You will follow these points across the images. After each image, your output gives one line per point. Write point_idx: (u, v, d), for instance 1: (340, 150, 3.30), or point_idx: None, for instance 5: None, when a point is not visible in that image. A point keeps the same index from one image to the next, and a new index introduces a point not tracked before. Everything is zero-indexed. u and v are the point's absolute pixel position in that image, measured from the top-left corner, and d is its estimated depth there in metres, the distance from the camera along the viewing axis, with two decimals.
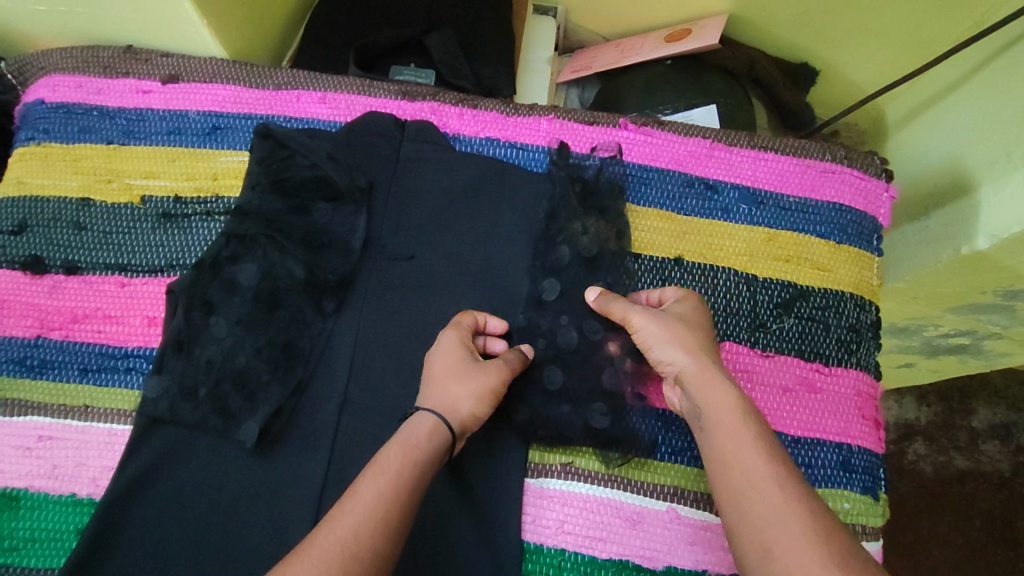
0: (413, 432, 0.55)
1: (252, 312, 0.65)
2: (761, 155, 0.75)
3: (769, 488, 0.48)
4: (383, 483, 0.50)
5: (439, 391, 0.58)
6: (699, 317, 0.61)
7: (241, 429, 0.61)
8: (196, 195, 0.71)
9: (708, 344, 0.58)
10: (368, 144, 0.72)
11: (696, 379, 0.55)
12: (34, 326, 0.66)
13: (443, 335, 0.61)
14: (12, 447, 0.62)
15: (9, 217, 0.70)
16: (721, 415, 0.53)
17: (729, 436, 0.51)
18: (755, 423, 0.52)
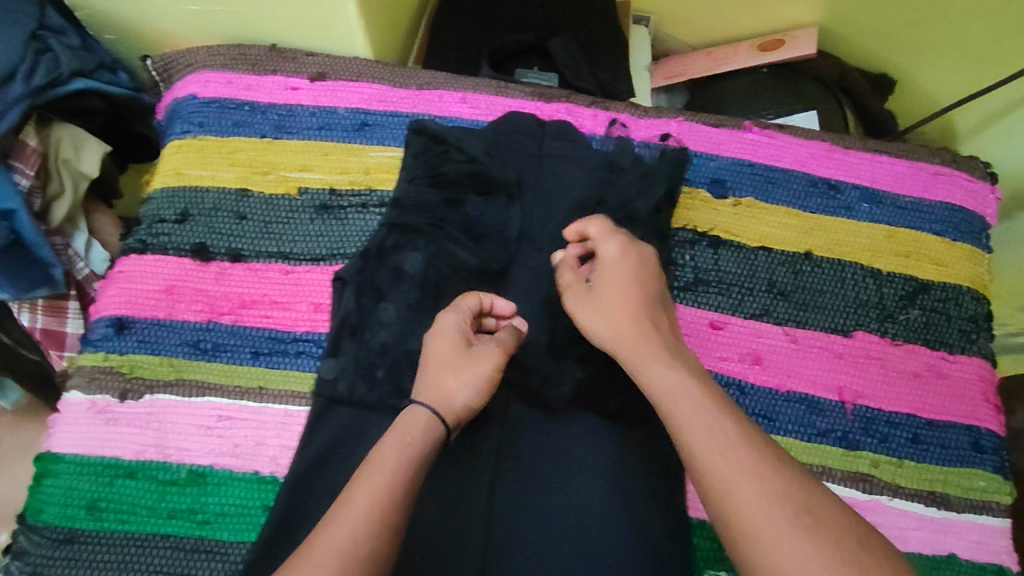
0: (407, 424, 0.54)
1: (420, 300, 0.68)
2: (877, 157, 0.79)
3: (722, 454, 0.47)
4: (382, 480, 0.49)
5: (431, 384, 0.56)
6: (615, 275, 0.60)
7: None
8: (351, 187, 0.74)
9: (627, 314, 0.58)
10: (512, 141, 0.74)
11: (633, 360, 0.56)
12: (204, 311, 0.68)
13: (441, 319, 0.60)
14: (194, 426, 0.65)
15: (172, 206, 0.72)
16: (666, 385, 0.53)
17: (680, 404, 0.51)
18: (703, 388, 0.52)
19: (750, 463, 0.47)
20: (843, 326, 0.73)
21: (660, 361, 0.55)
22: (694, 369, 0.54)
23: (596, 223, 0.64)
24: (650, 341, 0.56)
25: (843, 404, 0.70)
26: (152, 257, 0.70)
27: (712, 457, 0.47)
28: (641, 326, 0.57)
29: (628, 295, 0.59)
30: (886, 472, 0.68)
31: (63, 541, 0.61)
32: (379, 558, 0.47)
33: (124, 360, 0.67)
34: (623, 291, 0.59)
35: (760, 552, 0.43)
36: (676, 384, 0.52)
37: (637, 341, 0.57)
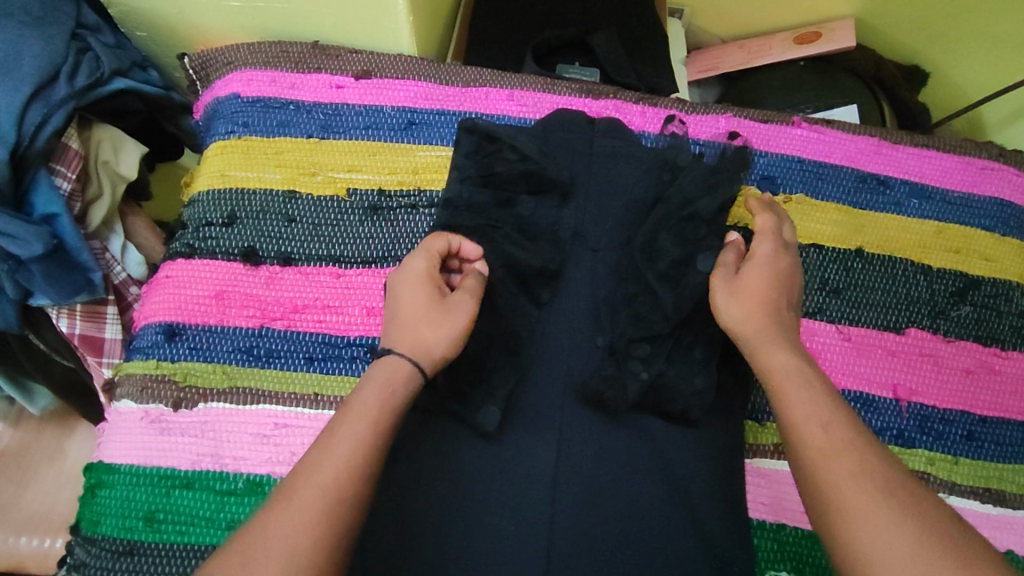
0: (386, 372, 0.52)
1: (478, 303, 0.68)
2: (926, 152, 0.79)
3: (820, 428, 0.47)
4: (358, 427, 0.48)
5: (403, 325, 0.55)
6: (773, 266, 0.61)
7: (482, 412, 0.64)
8: (400, 188, 0.73)
9: (764, 303, 0.57)
10: (561, 139, 0.74)
11: (753, 342, 0.55)
12: (255, 316, 0.67)
13: (412, 263, 0.59)
14: (250, 434, 0.64)
15: (218, 209, 0.71)
16: (783, 366, 0.52)
17: (789, 387, 0.50)
18: (816, 376, 0.52)
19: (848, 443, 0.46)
20: (896, 323, 0.72)
21: (779, 344, 0.54)
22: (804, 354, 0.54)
23: (763, 215, 0.65)
24: (776, 329, 0.55)
25: (898, 402, 0.70)
26: (199, 261, 0.69)
27: (810, 432, 0.47)
28: (777, 315, 0.57)
29: (781, 287, 0.59)
30: (942, 469, 0.68)
31: (123, 553, 0.60)
32: (352, 507, 0.45)
33: (176, 367, 0.65)
34: (778, 281, 0.59)
35: (852, 523, 0.43)
36: (786, 367, 0.52)
37: (770, 328, 0.55)
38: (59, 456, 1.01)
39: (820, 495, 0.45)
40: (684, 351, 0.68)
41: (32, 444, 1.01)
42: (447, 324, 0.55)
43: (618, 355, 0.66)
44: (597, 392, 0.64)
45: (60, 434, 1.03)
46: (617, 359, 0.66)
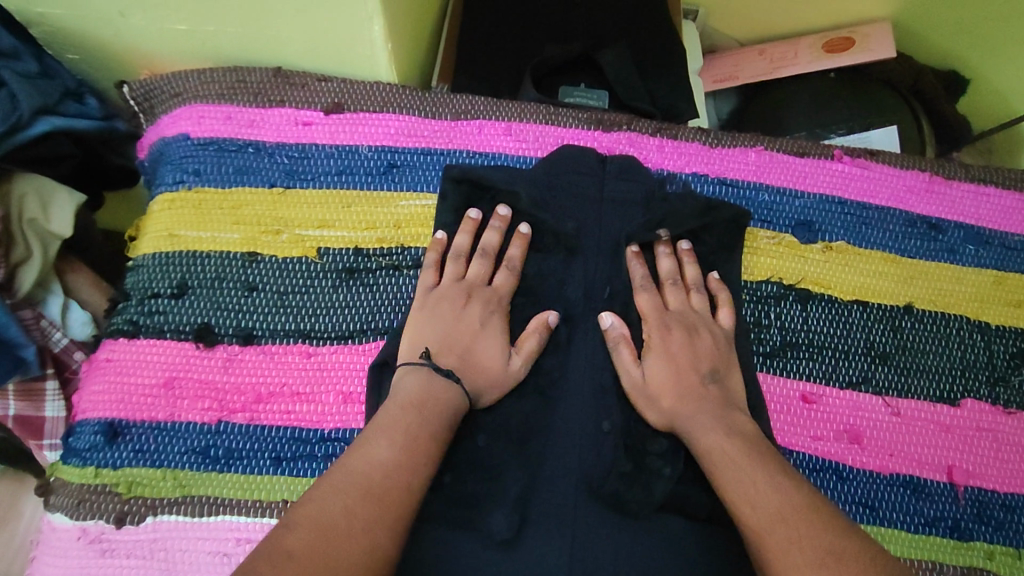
0: (429, 384, 0.52)
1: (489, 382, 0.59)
2: (983, 190, 0.69)
3: (749, 501, 0.47)
4: (378, 455, 0.45)
5: (467, 354, 0.56)
6: (668, 349, 0.58)
7: (493, 517, 0.54)
8: (380, 246, 0.62)
9: (682, 387, 0.56)
10: (568, 183, 0.64)
11: (685, 430, 0.54)
12: (212, 409, 0.57)
13: (486, 293, 0.59)
14: (207, 554, 0.54)
15: (167, 277, 0.60)
16: (710, 449, 0.52)
17: (720, 467, 0.50)
18: (746, 446, 0.51)
19: (785, 515, 0.45)
20: (950, 392, 0.63)
21: (709, 424, 0.53)
22: (738, 429, 0.53)
23: (644, 294, 0.61)
24: (700, 404, 0.55)
25: (954, 487, 0.61)
26: (145, 342, 0.59)
27: (745, 507, 0.47)
28: (690, 394, 0.56)
29: (684, 366, 0.57)
30: (1004, 564, 0.59)
31: None
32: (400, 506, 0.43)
33: (119, 476, 0.55)
34: (677, 365, 0.57)
35: None
36: (715, 446, 0.52)
37: (695, 411, 0.55)
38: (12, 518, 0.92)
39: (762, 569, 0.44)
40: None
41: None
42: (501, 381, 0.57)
43: (634, 449, 0.58)
44: (611, 494, 0.56)
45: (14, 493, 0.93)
46: (634, 454, 0.57)
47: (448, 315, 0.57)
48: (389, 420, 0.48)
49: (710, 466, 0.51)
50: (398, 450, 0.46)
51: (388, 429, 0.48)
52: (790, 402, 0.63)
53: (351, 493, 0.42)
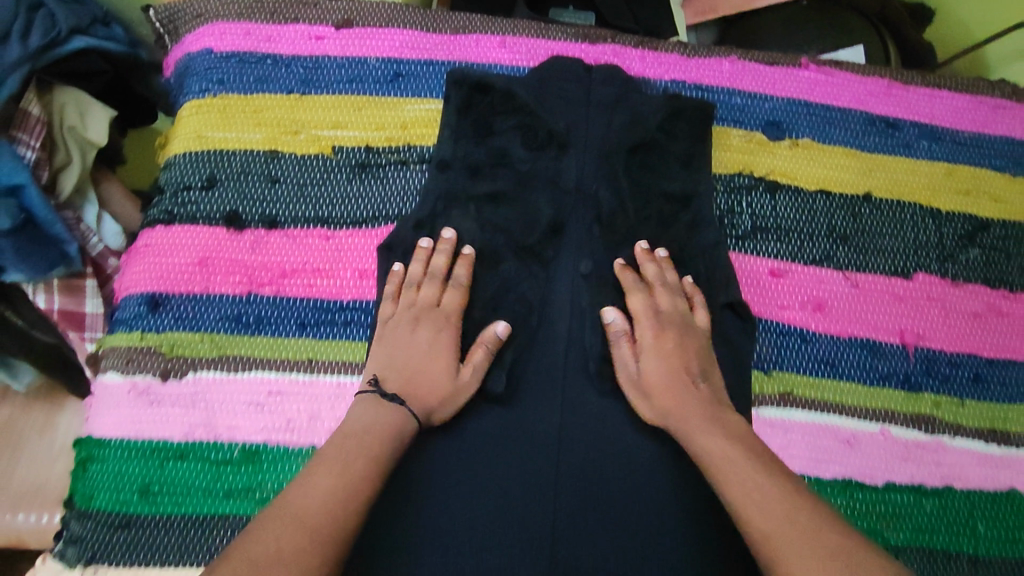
0: (378, 413, 0.53)
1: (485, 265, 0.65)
2: (938, 92, 0.75)
3: (757, 507, 0.47)
4: (318, 491, 0.45)
5: (416, 375, 0.57)
6: (661, 350, 0.60)
7: (490, 375, 0.61)
8: (387, 144, 0.69)
9: (674, 391, 0.58)
10: (558, 88, 0.70)
11: (680, 431, 0.55)
12: (242, 283, 0.65)
13: (437, 314, 0.61)
14: (244, 403, 0.62)
15: (197, 171, 0.67)
16: (709, 450, 0.52)
17: (721, 471, 0.50)
18: (743, 452, 0.51)
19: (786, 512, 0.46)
20: (904, 267, 0.71)
21: (703, 427, 0.54)
22: (731, 429, 0.54)
23: (636, 295, 0.63)
24: (693, 407, 0.56)
25: (905, 347, 0.69)
26: (180, 228, 0.66)
27: (752, 516, 0.46)
28: (681, 395, 0.57)
29: (676, 369, 0.59)
30: (948, 412, 0.68)
31: (120, 525, 0.59)
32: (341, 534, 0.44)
33: (161, 339, 0.63)
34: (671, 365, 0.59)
35: None
36: (713, 448, 0.52)
37: (690, 414, 0.56)
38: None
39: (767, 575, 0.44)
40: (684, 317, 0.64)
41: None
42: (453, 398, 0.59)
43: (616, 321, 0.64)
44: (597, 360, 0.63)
45: (45, 413, 0.97)
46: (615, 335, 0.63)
47: (401, 340, 0.59)
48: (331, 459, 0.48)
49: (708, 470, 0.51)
50: (340, 477, 0.47)
51: (336, 462, 0.48)
52: (760, 277, 0.70)
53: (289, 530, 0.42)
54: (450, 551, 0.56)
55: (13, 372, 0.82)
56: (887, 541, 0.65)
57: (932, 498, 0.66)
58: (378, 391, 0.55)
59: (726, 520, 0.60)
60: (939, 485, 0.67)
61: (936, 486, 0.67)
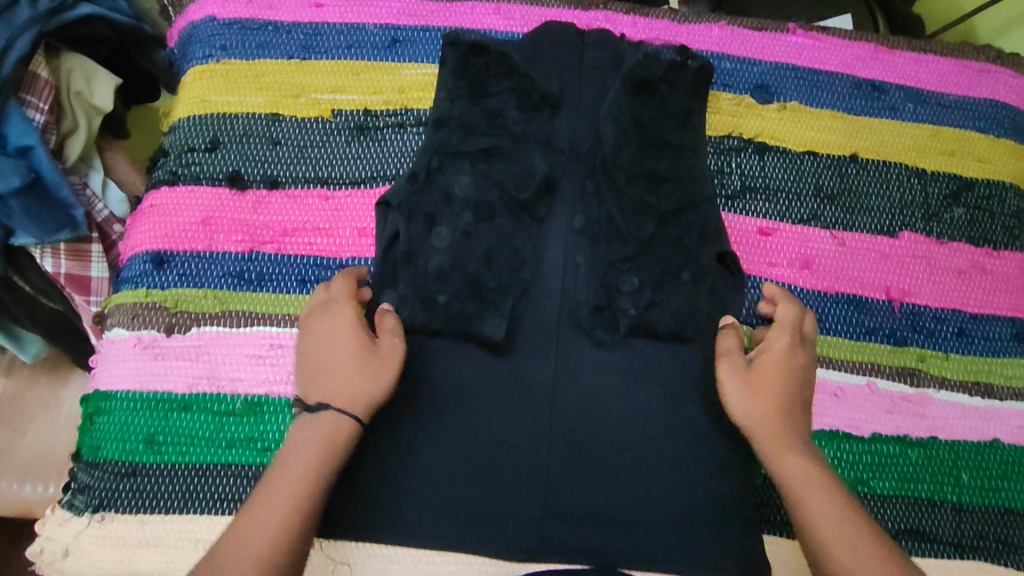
0: (309, 430, 0.54)
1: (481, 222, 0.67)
2: (923, 56, 0.77)
3: (845, 544, 0.52)
4: (264, 523, 0.49)
5: (325, 368, 0.56)
6: (788, 361, 0.61)
7: (487, 324, 0.64)
8: (385, 108, 0.71)
9: (780, 402, 0.59)
10: (551, 52, 0.71)
11: (774, 444, 0.57)
12: (245, 241, 0.66)
13: (328, 310, 0.59)
14: (246, 356, 0.64)
15: (200, 134, 0.69)
16: (804, 477, 0.55)
17: (810, 496, 0.54)
18: (836, 486, 0.55)
19: (873, 555, 0.51)
20: (889, 226, 0.72)
21: (796, 449, 0.57)
22: (814, 452, 0.57)
23: (784, 304, 0.64)
24: (796, 429, 0.58)
25: (891, 303, 0.71)
26: (184, 188, 0.67)
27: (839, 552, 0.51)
28: (782, 407, 0.59)
29: (793, 384, 0.60)
30: (933, 365, 0.70)
31: (125, 474, 0.61)
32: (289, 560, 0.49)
33: (166, 295, 0.65)
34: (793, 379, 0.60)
35: None
36: (806, 470, 0.56)
37: (791, 433, 0.58)
38: (55, 406, 0.94)
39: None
40: (672, 274, 0.66)
41: (25, 395, 0.93)
42: (379, 367, 0.57)
43: (606, 277, 0.66)
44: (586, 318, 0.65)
45: (52, 385, 0.95)
46: (607, 292, 0.65)
47: (309, 348, 0.58)
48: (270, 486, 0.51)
49: (796, 494, 0.55)
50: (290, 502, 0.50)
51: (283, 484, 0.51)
52: (750, 236, 0.71)
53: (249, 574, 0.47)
54: (449, 489, 0.61)
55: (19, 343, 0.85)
56: (873, 490, 0.66)
57: (917, 449, 0.68)
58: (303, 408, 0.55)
59: (710, 466, 0.63)
60: (924, 436, 0.68)
61: (921, 437, 0.68)
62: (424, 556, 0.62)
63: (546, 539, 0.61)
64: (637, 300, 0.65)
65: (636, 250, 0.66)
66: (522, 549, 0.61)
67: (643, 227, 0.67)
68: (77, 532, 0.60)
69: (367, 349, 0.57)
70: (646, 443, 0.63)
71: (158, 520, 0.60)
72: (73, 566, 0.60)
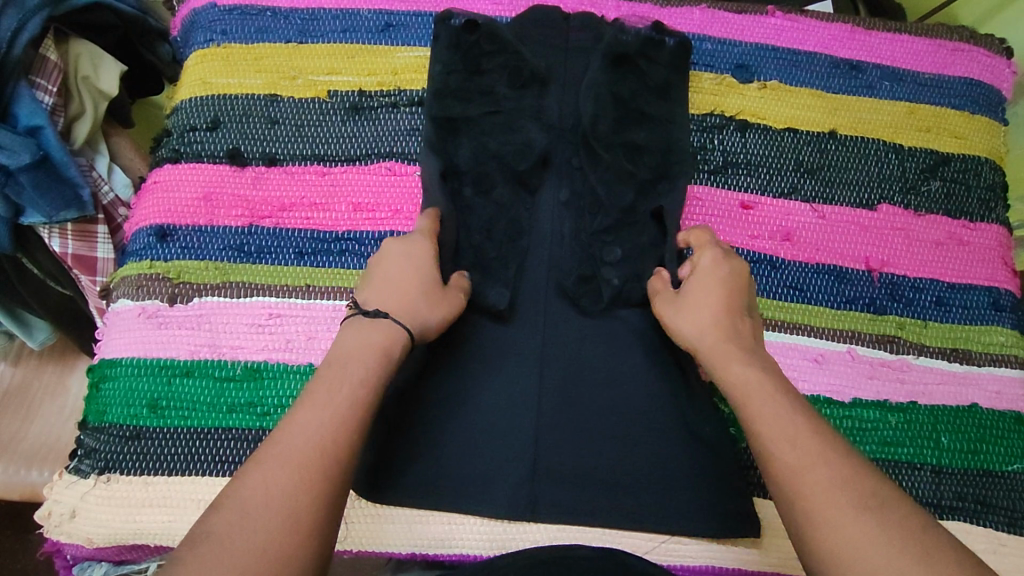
0: (368, 334, 0.50)
1: (471, 195, 0.70)
2: (898, 36, 0.80)
3: (784, 437, 0.46)
4: (316, 423, 0.44)
5: (396, 279, 0.55)
6: (711, 276, 0.58)
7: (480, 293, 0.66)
8: (379, 88, 0.74)
9: (713, 314, 0.55)
10: (539, 35, 0.74)
11: (710, 355, 0.54)
12: (244, 215, 0.69)
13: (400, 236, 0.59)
14: (246, 324, 0.66)
15: (202, 115, 0.72)
16: (741, 380, 0.50)
17: (751, 398, 0.49)
18: (777, 383, 0.50)
19: (824, 452, 0.45)
20: (868, 199, 0.75)
21: (735, 354, 0.53)
22: (764, 361, 0.53)
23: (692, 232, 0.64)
24: (731, 334, 0.54)
25: (870, 273, 0.73)
26: (186, 165, 0.70)
27: (776, 444, 0.46)
28: (724, 322, 0.55)
29: (724, 295, 0.57)
30: (912, 333, 0.72)
31: (131, 437, 0.63)
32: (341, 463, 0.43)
33: (169, 266, 0.68)
34: (719, 292, 0.57)
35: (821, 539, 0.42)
36: (743, 373, 0.51)
37: (725, 340, 0.54)
38: (62, 395, 0.89)
39: (788, 507, 0.44)
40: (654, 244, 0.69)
41: (32, 383, 0.89)
42: (439, 300, 0.57)
43: (589, 247, 0.69)
44: (573, 285, 0.67)
45: (60, 373, 0.90)
46: (592, 262, 0.68)
47: (383, 257, 0.57)
48: (275, 453, 0.43)
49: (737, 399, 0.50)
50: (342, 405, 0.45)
51: (283, 445, 0.43)
52: (732, 209, 0.74)
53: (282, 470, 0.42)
54: (442, 451, 0.63)
55: (27, 328, 0.84)
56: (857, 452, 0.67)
57: (897, 413, 0.69)
58: (360, 311, 0.52)
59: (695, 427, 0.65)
60: (905, 401, 0.70)
61: (901, 401, 0.70)
62: (418, 516, 0.63)
63: (537, 500, 0.63)
64: (620, 270, 0.68)
65: (615, 220, 0.69)
66: (512, 512, 0.62)
67: (624, 196, 0.70)
68: (84, 492, 0.62)
69: (435, 279, 0.57)
70: (630, 404, 0.65)
71: (162, 482, 0.62)
72: (80, 527, 0.62)
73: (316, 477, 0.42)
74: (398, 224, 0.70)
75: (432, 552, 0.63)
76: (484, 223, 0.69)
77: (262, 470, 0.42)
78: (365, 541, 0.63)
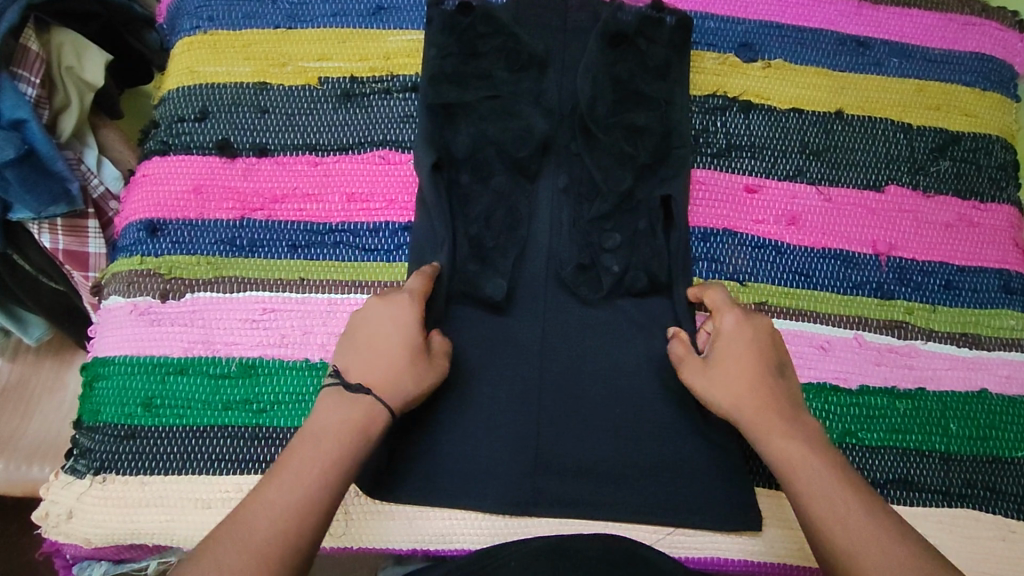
0: (344, 409, 0.50)
1: (468, 183, 0.68)
2: (907, 11, 0.77)
3: (841, 524, 0.47)
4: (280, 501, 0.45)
5: (373, 348, 0.53)
6: (734, 341, 0.57)
7: (477, 285, 0.65)
8: (371, 74, 0.72)
9: (747, 383, 0.55)
10: (536, 15, 0.71)
11: (754, 426, 0.54)
12: (236, 208, 0.68)
13: (392, 295, 0.56)
14: (240, 319, 0.65)
15: (190, 104, 0.70)
16: (792, 456, 0.51)
17: (800, 479, 0.50)
18: (826, 459, 0.51)
19: (877, 537, 0.47)
20: (876, 180, 0.73)
21: (780, 428, 0.53)
22: (810, 433, 0.53)
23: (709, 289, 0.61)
24: (770, 403, 0.54)
25: (878, 257, 0.71)
26: (175, 158, 0.69)
27: (832, 529, 0.48)
28: (760, 391, 0.54)
29: (752, 359, 0.56)
30: (921, 318, 0.70)
31: (126, 436, 0.62)
32: (297, 543, 0.45)
33: (161, 262, 0.66)
34: (747, 358, 0.56)
35: None
36: (791, 453, 0.52)
37: (765, 408, 0.54)
38: (60, 390, 0.87)
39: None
40: (653, 232, 0.67)
41: (31, 379, 0.87)
42: (425, 370, 0.55)
43: (588, 236, 0.67)
44: (573, 276, 0.66)
45: (58, 368, 0.88)
46: (591, 250, 0.67)
47: (363, 322, 0.55)
48: (234, 536, 0.44)
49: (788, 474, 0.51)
50: (314, 485, 0.46)
51: (245, 528, 0.44)
52: (736, 193, 0.72)
53: (237, 555, 0.43)
54: (442, 447, 0.62)
55: (23, 323, 0.83)
56: (861, 442, 0.66)
57: (905, 400, 0.68)
58: (343, 383, 0.51)
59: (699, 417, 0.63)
60: (913, 388, 0.68)
61: (910, 388, 0.68)
62: (417, 512, 0.62)
63: (539, 495, 0.62)
64: (621, 256, 0.67)
65: (615, 206, 0.67)
66: (514, 507, 0.61)
67: (624, 181, 0.68)
68: (79, 493, 0.62)
69: (422, 345, 0.55)
70: (633, 395, 0.64)
71: (157, 481, 0.61)
72: (78, 528, 0.61)
73: (276, 557, 0.43)
74: (393, 215, 0.68)
75: (431, 548, 0.62)
76: (482, 211, 0.67)
77: (221, 550, 0.43)
78: (363, 538, 0.62)
